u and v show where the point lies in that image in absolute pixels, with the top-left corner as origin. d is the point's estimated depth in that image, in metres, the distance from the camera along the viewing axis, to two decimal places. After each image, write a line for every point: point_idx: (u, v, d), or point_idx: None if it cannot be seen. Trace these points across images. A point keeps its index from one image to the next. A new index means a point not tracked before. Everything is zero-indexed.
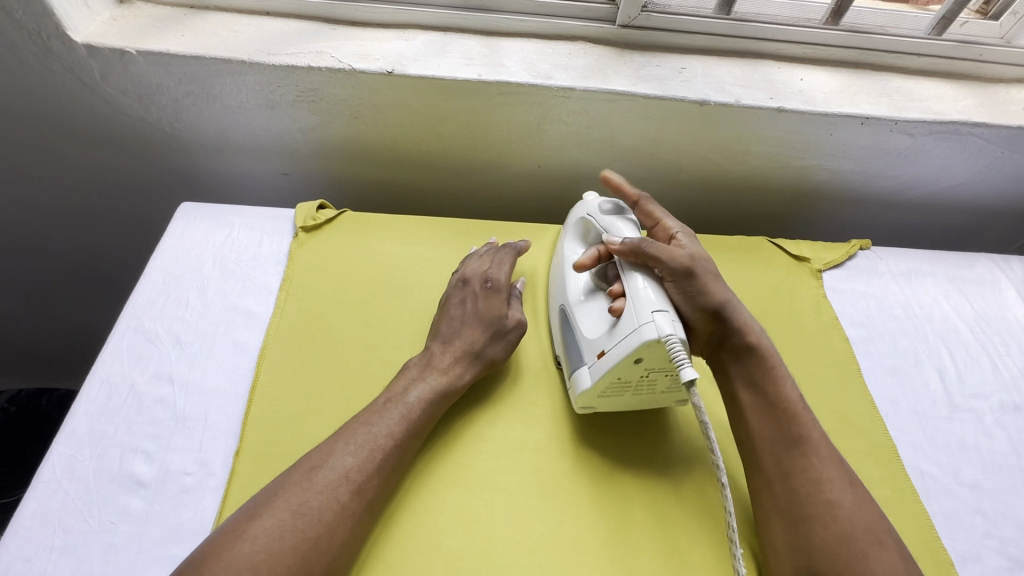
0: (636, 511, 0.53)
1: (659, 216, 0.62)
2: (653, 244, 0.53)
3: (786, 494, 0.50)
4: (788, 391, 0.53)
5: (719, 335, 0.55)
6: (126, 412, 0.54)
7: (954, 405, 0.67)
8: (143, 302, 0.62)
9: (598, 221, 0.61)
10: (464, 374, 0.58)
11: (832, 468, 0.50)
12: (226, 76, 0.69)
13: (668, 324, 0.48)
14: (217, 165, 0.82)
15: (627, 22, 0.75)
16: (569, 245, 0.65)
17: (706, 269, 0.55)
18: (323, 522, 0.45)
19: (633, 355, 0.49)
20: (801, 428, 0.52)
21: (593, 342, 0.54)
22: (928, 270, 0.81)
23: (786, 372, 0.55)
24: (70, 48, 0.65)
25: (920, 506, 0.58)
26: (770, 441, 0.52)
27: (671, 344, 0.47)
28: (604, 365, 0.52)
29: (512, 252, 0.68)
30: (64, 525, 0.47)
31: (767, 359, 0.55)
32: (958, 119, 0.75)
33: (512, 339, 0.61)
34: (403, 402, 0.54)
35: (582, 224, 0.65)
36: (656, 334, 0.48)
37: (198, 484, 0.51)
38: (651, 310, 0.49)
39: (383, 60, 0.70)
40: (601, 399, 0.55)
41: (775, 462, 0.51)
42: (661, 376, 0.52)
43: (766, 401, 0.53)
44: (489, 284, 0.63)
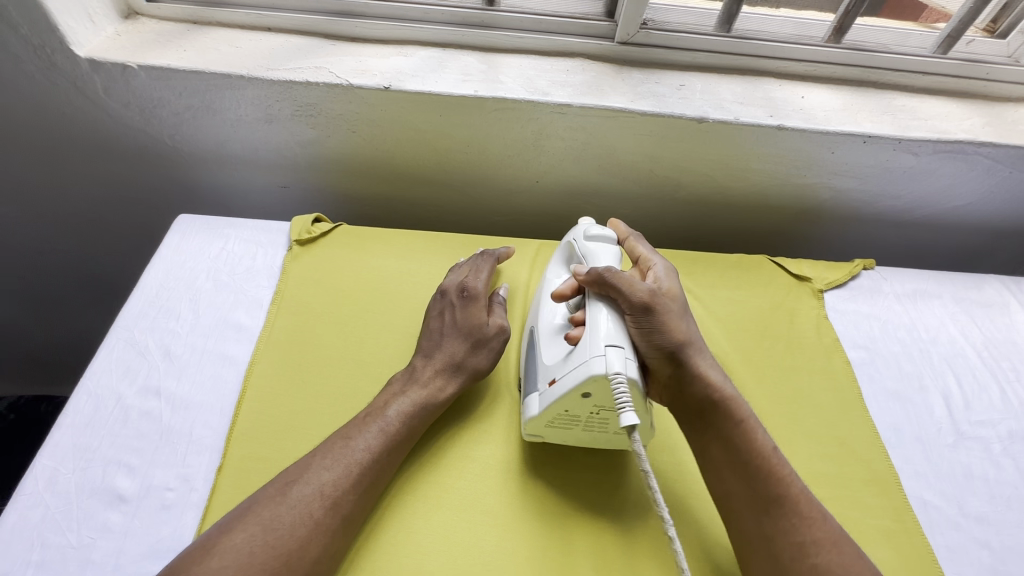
0: (625, 541, 0.52)
1: (642, 252, 0.63)
2: (615, 273, 0.53)
3: (768, 559, 0.48)
4: (760, 445, 0.52)
5: (681, 381, 0.53)
6: (111, 425, 0.54)
7: (960, 433, 0.65)
8: (135, 314, 0.62)
9: (581, 247, 0.60)
10: (446, 388, 0.57)
11: (818, 529, 0.48)
12: (225, 91, 0.69)
13: (619, 361, 0.47)
14: (216, 178, 0.83)
15: (626, 39, 0.75)
16: (553, 270, 0.64)
17: (667, 306, 0.53)
18: (296, 537, 0.45)
19: (580, 388, 0.48)
20: (778, 486, 0.50)
21: (549, 368, 0.53)
22: (934, 292, 0.79)
23: (756, 424, 0.53)
24: (73, 61, 0.66)
25: (922, 539, 0.56)
26: (749, 503, 0.50)
27: (614, 381, 0.47)
28: (550, 394, 0.51)
29: (492, 261, 0.68)
30: (43, 540, 0.47)
31: (734, 409, 0.53)
32: (963, 139, 0.74)
33: (494, 346, 0.60)
34: (381, 417, 0.53)
35: (567, 249, 0.63)
36: (603, 369, 0.47)
37: (179, 500, 0.50)
38: (605, 344, 0.49)
39: (381, 75, 0.70)
40: (549, 429, 0.54)
41: (755, 524, 0.50)
42: (608, 412, 0.51)
43: (737, 456, 0.51)
44: (465, 293, 0.63)
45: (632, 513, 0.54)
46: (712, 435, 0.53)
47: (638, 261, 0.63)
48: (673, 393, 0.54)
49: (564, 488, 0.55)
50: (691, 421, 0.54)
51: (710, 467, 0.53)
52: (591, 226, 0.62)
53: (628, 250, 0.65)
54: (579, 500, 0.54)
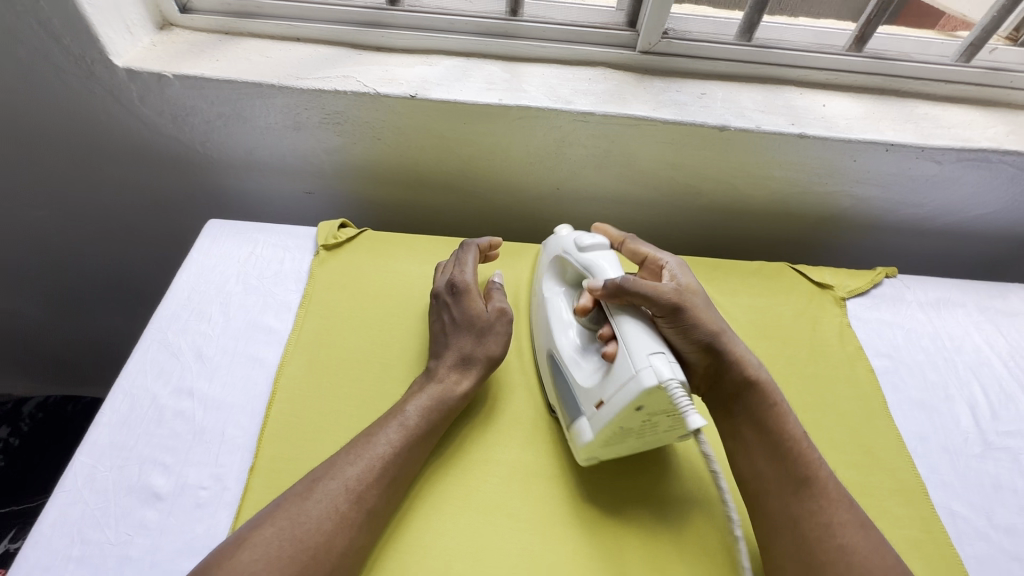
0: (649, 541, 0.52)
1: (646, 252, 0.64)
2: (633, 279, 0.52)
3: (794, 540, 0.48)
4: (790, 427, 0.52)
5: (717, 369, 0.55)
6: (146, 424, 0.55)
7: (988, 443, 0.64)
8: (168, 316, 0.63)
9: (575, 257, 0.61)
10: (462, 381, 0.58)
11: (843, 511, 0.48)
12: (256, 100, 0.71)
13: (666, 366, 0.47)
14: (243, 183, 0.85)
15: (647, 49, 0.76)
16: (548, 284, 0.65)
17: (693, 301, 0.54)
18: (323, 530, 0.45)
19: (634, 403, 0.48)
20: (808, 468, 0.50)
21: (590, 390, 0.53)
22: (958, 300, 0.78)
23: (789, 409, 0.54)
24: (111, 71, 0.68)
25: (951, 550, 0.55)
26: (778, 483, 0.51)
27: (671, 388, 0.46)
28: (602, 416, 0.51)
29: (475, 251, 0.68)
30: (82, 536, 0.48)
31: (768, 392, 0.54)
32: (987, 147, 0.73)
33: (500, 331, 0.61)
34: (401, 414, 0.54)
35: (559, 260, 0.65)
36: (656, 380, 0.46)
37: (213, 499, 0.51)
38: (647, 353, 0.49)
39: (408, 84, 0.72)
40: (606, 449, 0.53)
41: (781, 504, 0.50)
42: (664, 419, 0.50)
43: (770, 440, 0.52)
44: (454, 288, 0.63)
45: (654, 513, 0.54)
46: (745, 418, 0.54)
47: (645, 261, 0.64)
48: (711, 380, 0.56)
49: (586, 487, 0.55)
50: (727, 406, 0.55)
51: (741, 450, 0.54)
52: (580, 236, 0.62)
53: (628, 252, 0.66)
54: (601, 499, 0.54)
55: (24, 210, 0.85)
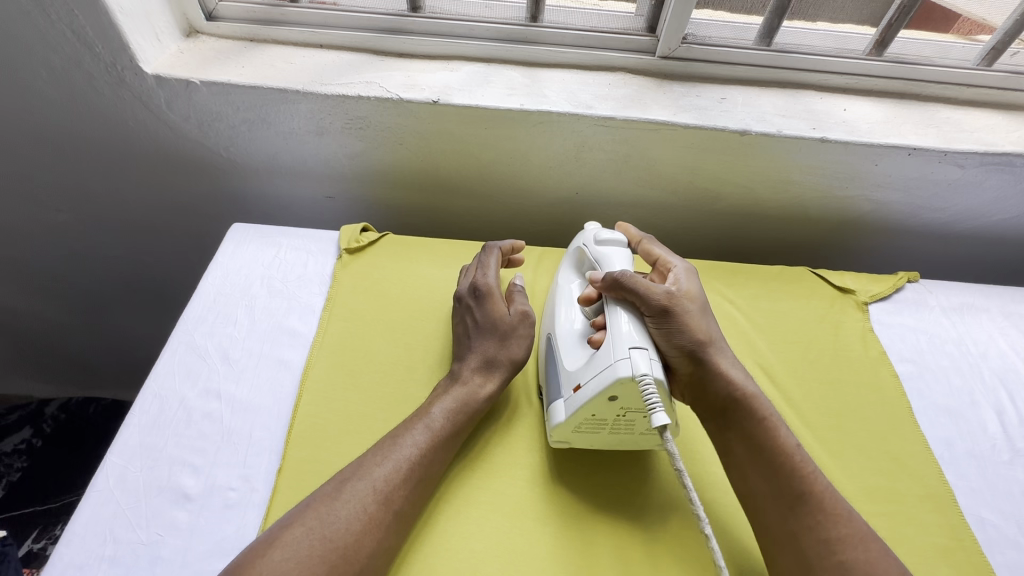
0: (672, 545, 0.52)
1: (659, 253, 0.64)
2: (632, 277, 0.54)
3: (794, 557, 0.47)
4: (782, 441, 0.52)
5: (701, 380, 0.54)
6: (175, 426, 0.56)
7: (1016, 450, 0.63)
8: (194, 318, 0.64)
9: (592, 251, 0.61)
10: (486, 384, 0.58)
11: (844, 526, 0.47)
12: (280, 106, 0.72)
13: (644, 362, 0.48)
14: (264, 188, 0.86)
15: (667, 54, 0.76)
16: (564, 275, 0.64)
17: (685, 307, 0.55)
18: (352, 531, 0.45)
19: (606, 392, 0.49)
20: (802, 483, 0.50)
21: (572, 374, 0.54)
22: (981, 305, 0.78)
23: (778, 421, 0.53)
24: (140, 77, 0.69)
25: (981, 558, 0.55)
26: (774, 500, 0.50)
27: (643, 384, 0.47)
28: (576, 401, 0.51)
29: (497, 253, 0.68)
30: (114, 536, 0.48)
31: (757, 405, 0.53)
32: (1011, 151, 0.73)
33: (522, 333, 0.62)
34: (426, 416, 0.54)
35: (578, 254, 0.64)
36: (630, 372, 0.47)
37: (241, 500, 0.51)
38: (628, 347, 0.49)
39: (429, 90, 0.72)
40: (577, 436, 0.53)
41: (779, 521, 0.49)
42: (636, 414, 0.50)
43: (762, 455, 0.51)
44: (476, 291, 0.63)
45: (675, 515, 0.54)
46: (734, 432, 0.53)
47: (656, 262, 0.64)
48: (696, 392, 0.55)
49: (607, 488, 0.55)
50: (714, 417, 0.55)
51: (733, 464, 0.53)
52: (602, 231, 0.63)
53: (643, 251, 0.65)
54: (623, 500, 0.55)
55: (51, 213, 0.87)
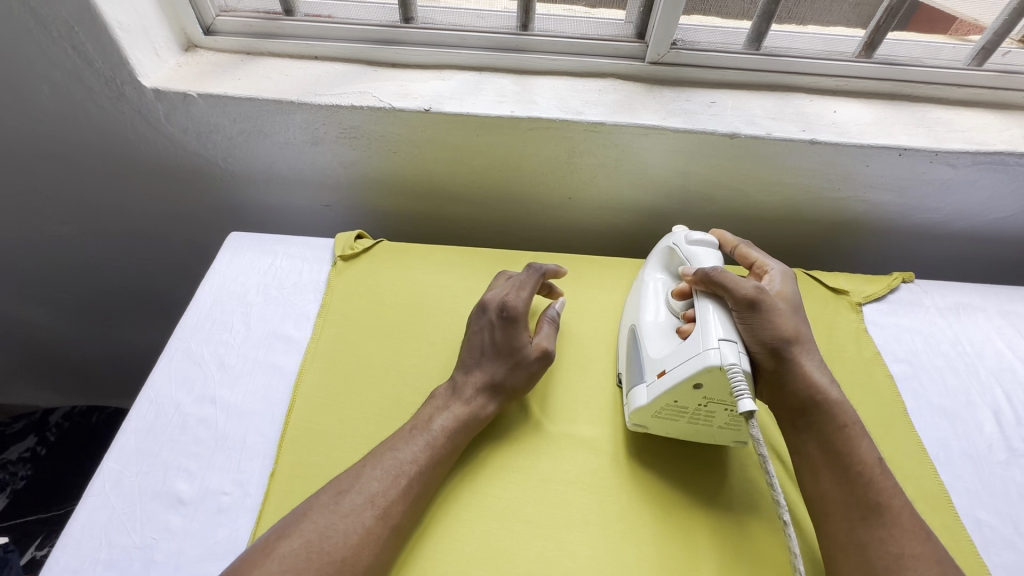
0: (659, 546, 0.52)
1: (756, 257, 0.65)
2: (721, 272, 0.56)
3: (858, 565, 0.47)
4: (863, 452, 0.51)
5: (781, 379, 0.54)
6: (170, 431, 0.56)
7: (1013, 450, 0.63)
8: (192, 326, 0.65)
9: (683, 249, 0.63)
10: (487, 406, 0.58)
11: (917, 543, 0.46)
12: (277, 116, 0.73)
13: (733, 354, 0.49)
14: (262, 197, 0.87)
15: (657, 59, 0.77)
16: (650, 270, 0.67)
17: (776, 304, 0.55)
18: (349, 545, 0.46)
19: (692, 379, 0.50)
20: (879, 495, 0.49)
21: (655, 361, 0.56)
22: (977, 305, 0.77)
23: (861, 432, 0.52)
24: (140, 91, 0.71)
25: (976, 559, 0.54)
26: (845, 508, 0.49)
27: (732, 372, 0.48)
28: (659, 386, 0.53)
29: (536, 275, 0.66)
30: (109, 540, 0.49)
31: (838, 412, 0.53)
32: (1003, 150, 0.73)
33: (535, 371, 0.60)
34: (428, 431, 0.54)
35: (667, 252, 0.66)
36: (720, 361, 0.49)
37: (234, 504, 0.52)
38: (718, 338, 0.51)
39: (423, 98, 0.73)
40: (655, 419, 0.55)
41: (848, 528, 0.49)
42: (717, 403, 0.52)
43: (834, 456, 0.51)
44: (504, 313, 0.61)
45: (661, 519, 0.54)
46: (809, 435, 0.53)
47: (753, 265, 0.65)
48: (773, 391, 0.55)
49: (606, 495, 0.55)
50: (789, 417, 0.55)
51: (806, 467, 0.53)
52: (693, 232, 0.65)
53: (739, 256, 0.66)
54: (619, 506, 0.54)
55: (54, 226, 0.88)
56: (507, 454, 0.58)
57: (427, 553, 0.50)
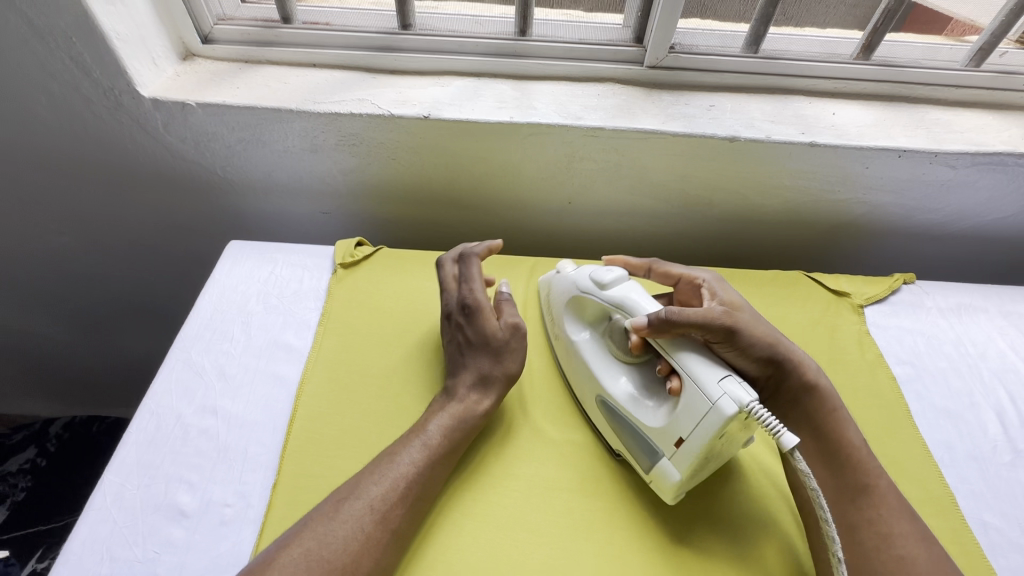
0: (666, 554, 0.52)
1: (680, 272, 0.66)
2: (678, 312, 0.51)
3: (850, 545, 0.48)
4: (851, 436, 0.53)
5: (775, 379, 0.56)
6: (172, 443, 0.56)
7: (1018, 452, 0.63)
8: (192, 336, 0.65)
9: (600, 296, 0.59)
10: (481, 401, 0.58)
11: (904, 523, 0.48)
12: (275, 124, 0.73)
13: (740, 390, 0.47)
14: (261, 205, 0.87)
15: (655, 63, 0.77)
16: (573, 327, 0.63)
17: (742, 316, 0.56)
18: (349, 551, 0.45)
19: (718, 434, 0.47)
20: (866, 476, 0.51)
21: (663, 429, 0.51)
22: (979, 305, 0.77)
23: (848, 417, 0.55)
24: (137, 101, 0.71)
25: (983, 562, 0.54)
26: (833, 491, 0.51)
27: (755, 410, 0.46)
28: (687, 453, 0.49)
29: (475, 261, 0.66)
30: (111, 554, 0.49)
31: (827, 399, 0.55)
32: (1003, 151, 0.73)
33: (514, 347, 0.61)
34: (423, 433, 0.54)
35: (577, 301, 0.62)
36: (738, 407, 0.46)
37: (237, 516, 0.52)
38: (717, 382, 0.48)
39: (421, 105, 0.73)
40: (691, 481, 0.52)
41: (839, 511, 0.50)
42: (739, 435, 0.50)
43: (828, 446, 0.53)
44: (467, 309, 0.62)
45: (669, 527, 0.53)
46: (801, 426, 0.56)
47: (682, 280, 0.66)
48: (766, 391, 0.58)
49: (611, 503, 0.55)
50: (784, 413, 0.57)
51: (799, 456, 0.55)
52: (597, 271, 0.60)
53: (660, 275, 0.67)
54: (624, 513, 0.54)
55: (52, 235, 0.88)
56: (508, 461, 0.57)
57: (432, 564, 0.50)
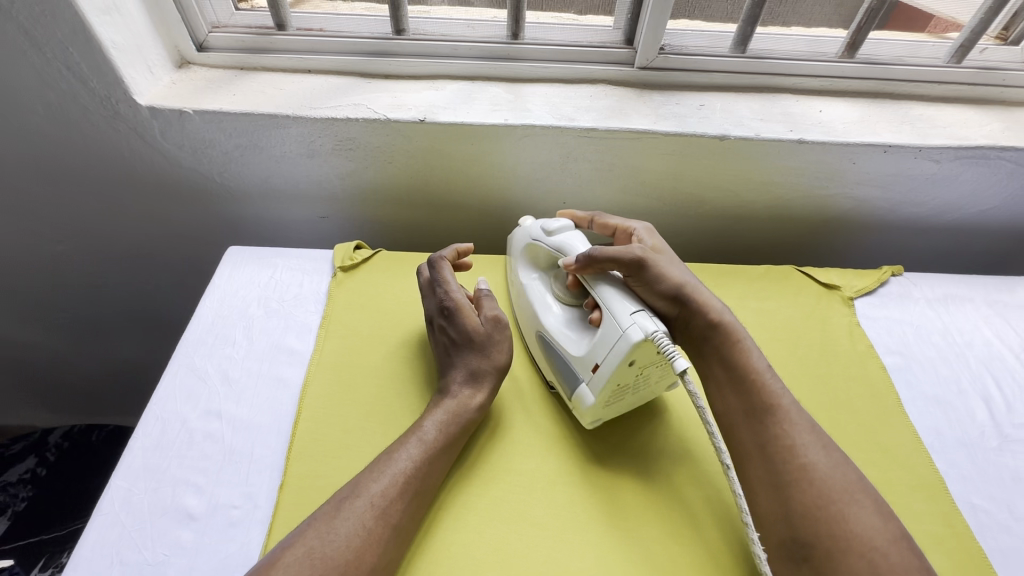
0: (667, 541, 0.53)
1: (616, 223, 0.69)
2: (601, 250, 0.58)
3: (762, 463, 0.51)
4: (754, 362, 0.56)
5: (685, 319, 0.60)
6: (177, 447, 0.57)
7: (1004, 436, 0.64)
8: (194, 341, 0.66)
9: (547, 242, 0.64)
10: (474, 396, 0.59)
11: (803, 432, 0.52)
12: (271, 130, 0.74)
13: (648, 321, 0.51)
14: (258, 210, 0.87)
15: (646, 64, 0.79)
16: (524, 271, 0.69)
17: (657, 259, 0.60)
18: (352, 547, 0.46)
19: (626, 359, 0.51)
20: (770, 396, 0.54)
21: (583, 357, 0.56)
22: (965, 295, 0.79)
23: (753, 347, 0.58)
24: (135, 109, 0.71)
25: (973, 543, 0.55)
26: (744, 415, 0.54)
27: (658, 338, 0.50)
28: (598, 378, 0.54)
29: (446, 266, 0.66)
30: (121, 557, 0.49)
31: (733, 331, 0.58)
32: (984, 144, 0.75)
33: (498, 339, 0.62)
34: (420, 431, 0.55)
35: (531, 249, 0.68)
36: (642, 334, 0.50)
37: (245, 517, 0.52)
38: (630, 314, 0.53)
39: (416, 109, 0.74)
40: (608, 409, 0.56)
41: (749, 433, 0.53)
42: (652, 368, 0.54)
43: (732, 374, 0.57)
44: (445, 312, 0.62)
45: (668, 517, 0.54)
46: (713, 357, 0.58)
47: (616, 232, 0.69)
48: (682, 330, 0.61)
49: (610, 494, 0.56)
50: (698, 348, 0.60)
51: (714, 387, 0.58)
52: (548, 222, 0.66)
53: (599, 227, 0.71)
54: (623, 502, 0.55)
55: (49, 244, 0.88)
56: (501, 456, 0.59)
57: (438, 561, 0.50)
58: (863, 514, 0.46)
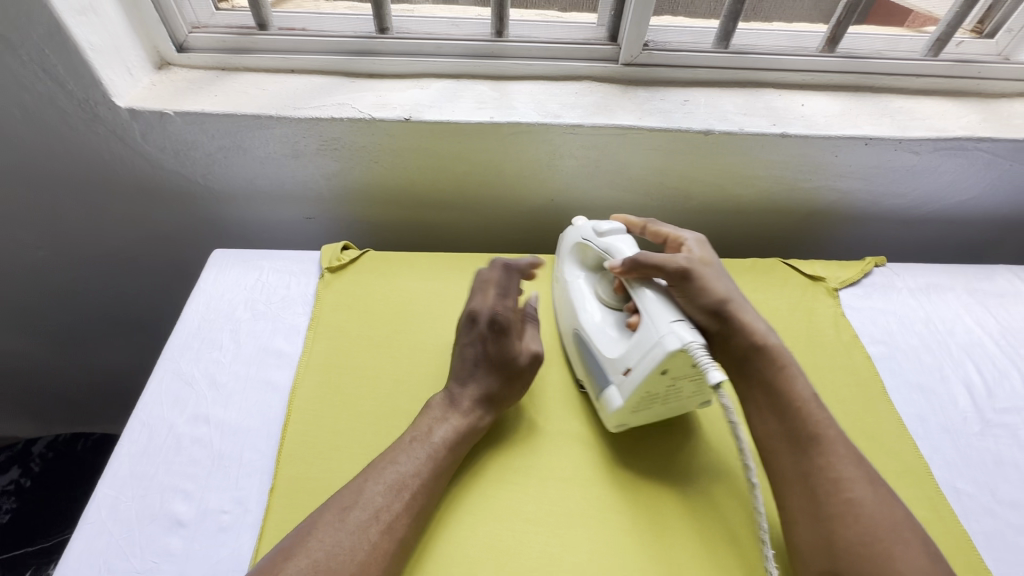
0: (659, 533, 0.53)
1: (669, 231, 0.68)
2: (648, 256, 0.58)
3: (803, 495, 0.50)
4: (799, 388, 0.55)
5: (725, 337, 0.58)
6: (165, 454, 0.56)
7: (986, 421, 0.66)
8: (180, 346, 0.65)
9: (597, 242, 0.64)
10: (484, 418, 0.59)
11: (850, 466, 0.50)
12: (254, 131, 0.73)
13: (687, 332, 0.50)
14: (243, 212, 0.86)
15: (630, 60, 0.79)
16: (570, 270, 0.68)
17: (702, 272, 0.60)
18: (357, 562, 0.46)
19: (659, 367, 0.51)
20: (814, 424, 0.53)
21: (616, 360, 0.57)
22: (947, 284, 0.81)
23: (798, 372, 0.56)
24: (114, 112, 0.70)
25: (958, 527, 0.57)
26: (786, 443, 0.53)
27: (694, 350, 0.49)
28: (629, 382, 0.54)
29: (513, 278, 0.66)
30: (109, 565, 0.49)
31: (778, 354, 0.57)
32: (962, 136, 0.76)
33: (529, 375, 0.61)
34: (429, 442, 0.55)
35: (580, 248, 0.68)
36: (679, 343, 0.50)
37: (235, 522, 0.52)
38: (670, 322, 0.52)
39: (401, 108, 0.74)
40: (635, 415, 0.57)
41: (791, 462, 0.52)
42: (687, 383, 0.54)
43: (773, 399, 0.55)
44: (497, 326, 0.62)
45: (659, 508, 0.55)
46: (754, 379, 0.57)
47: (667, 241, 0.68)
48: (722, 350, 0.59)
49: (604, 488, 0.56)
50: (739, 368, 0.58)
51: (754, 409, 0.56)
52: (601, 223, 0.66)
53: (650, 234, 0.70)
54: (616, 496, 0.56)
55: (28, 251, 0.86)
56: (496, 454, 0.59)
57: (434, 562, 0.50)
58: (911, 557, 0.45)
